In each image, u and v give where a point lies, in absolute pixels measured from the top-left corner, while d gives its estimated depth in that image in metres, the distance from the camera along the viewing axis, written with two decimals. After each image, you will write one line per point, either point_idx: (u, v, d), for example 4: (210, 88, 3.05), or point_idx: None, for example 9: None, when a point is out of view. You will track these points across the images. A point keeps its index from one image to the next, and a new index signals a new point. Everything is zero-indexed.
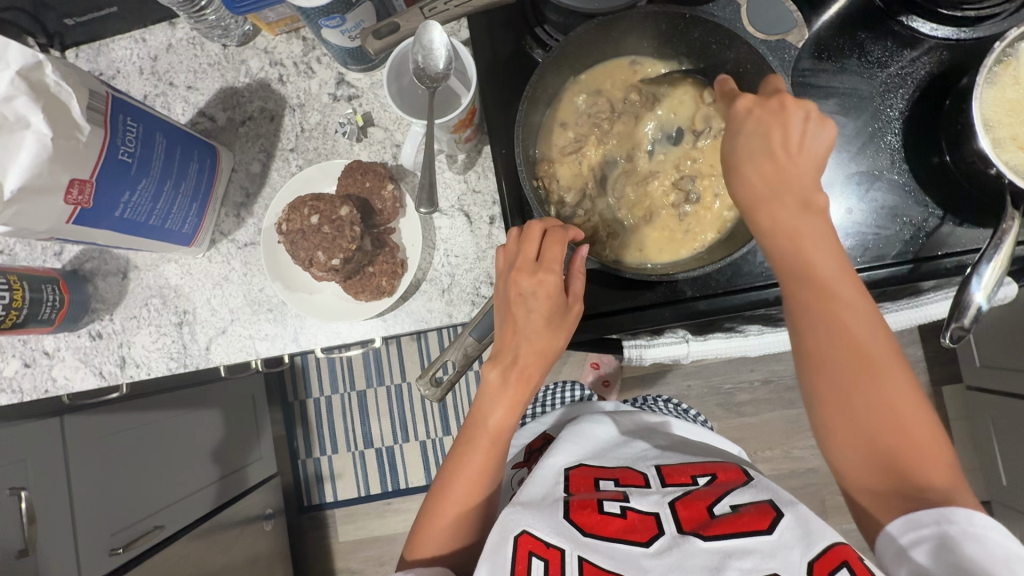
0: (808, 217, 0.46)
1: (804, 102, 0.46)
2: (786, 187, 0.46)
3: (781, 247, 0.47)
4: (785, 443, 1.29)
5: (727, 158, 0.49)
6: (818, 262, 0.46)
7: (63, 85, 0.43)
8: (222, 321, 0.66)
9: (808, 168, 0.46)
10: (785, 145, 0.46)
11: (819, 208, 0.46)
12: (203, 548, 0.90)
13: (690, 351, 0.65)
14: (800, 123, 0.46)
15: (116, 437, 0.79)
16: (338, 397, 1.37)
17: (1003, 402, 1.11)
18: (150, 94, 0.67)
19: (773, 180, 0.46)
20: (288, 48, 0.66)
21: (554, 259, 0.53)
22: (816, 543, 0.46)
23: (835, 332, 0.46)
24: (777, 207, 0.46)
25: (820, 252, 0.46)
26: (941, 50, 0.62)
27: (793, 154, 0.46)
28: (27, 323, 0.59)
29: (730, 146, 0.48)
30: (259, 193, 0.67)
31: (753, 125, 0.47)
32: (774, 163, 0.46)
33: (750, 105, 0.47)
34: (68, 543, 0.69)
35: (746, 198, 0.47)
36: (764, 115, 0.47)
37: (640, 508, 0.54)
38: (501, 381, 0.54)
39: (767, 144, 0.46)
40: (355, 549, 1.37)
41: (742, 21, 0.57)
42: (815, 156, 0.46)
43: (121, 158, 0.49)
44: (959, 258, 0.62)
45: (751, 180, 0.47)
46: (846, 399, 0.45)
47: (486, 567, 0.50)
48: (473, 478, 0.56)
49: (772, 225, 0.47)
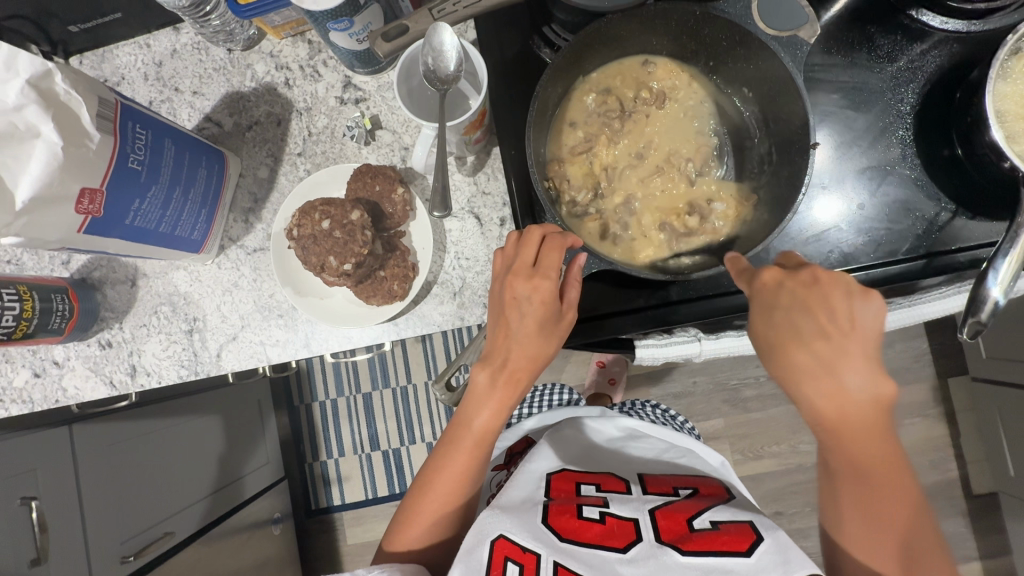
0: (869, 404, 0.41)
1: (842, 276, 0.43)
2: (839, 370, 0.41)
3: (824, 429, 0.42)
4: (792, 438, 1.29)
5: (765, 332, 0.44)
6: (860, 451, 0.42)
7: (74, 94, 0.43)
8: (233, 328, 0.66)
9: (855, 345, 0.41)
10: (832, 326, 0.41)
11: (880, 397, 0.41)
12: (213, 555, 0.90)
13: (702, 350, 0.63)
14: (841, 298, 0.42)
15: (124, 444, 0.78)
16: (344, 399, 1.36)
17: (1010, 394, 1.11)
18: (155, 100, 0.67)
19: (830, 362, 0.41)
20: (294, 51, 0.66)
21: (551, 266, 0.52)
22: (797, 570, 0.45)
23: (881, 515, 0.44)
24: (826, 391, 0.41)
25: (870, 440, 0.42)
26: (952, 43, 0.62)
27: (842, 336, 0.41)
28: (37, 333, 0.58)
29: (764, 318, 0.44)
30: (268, 198, 0.66)
31: (789, 299, 0.43)
32: (829, 346, 0.41)
33: (781, 276, 0.44)
34: (80, 551, 0.69)
35: (804, 386, 0.42)
36: (804, 290, 0.43)
37: (619, 514, 0.55)
38: (489, 383, 0.53)
39: (809, 323, 0.42)
40: (364, 551, 1.36)
41: (751, 16, 0.53)
42: (865, 336, 0.41)
43: (131, 165, 0.48)
44: (973, 252, 0.62)
45: (796, 364, 0.41)
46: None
47: (459, 568, 0.49)
48: (455, 478, 0.57)
49: (833, 414, 0.41)
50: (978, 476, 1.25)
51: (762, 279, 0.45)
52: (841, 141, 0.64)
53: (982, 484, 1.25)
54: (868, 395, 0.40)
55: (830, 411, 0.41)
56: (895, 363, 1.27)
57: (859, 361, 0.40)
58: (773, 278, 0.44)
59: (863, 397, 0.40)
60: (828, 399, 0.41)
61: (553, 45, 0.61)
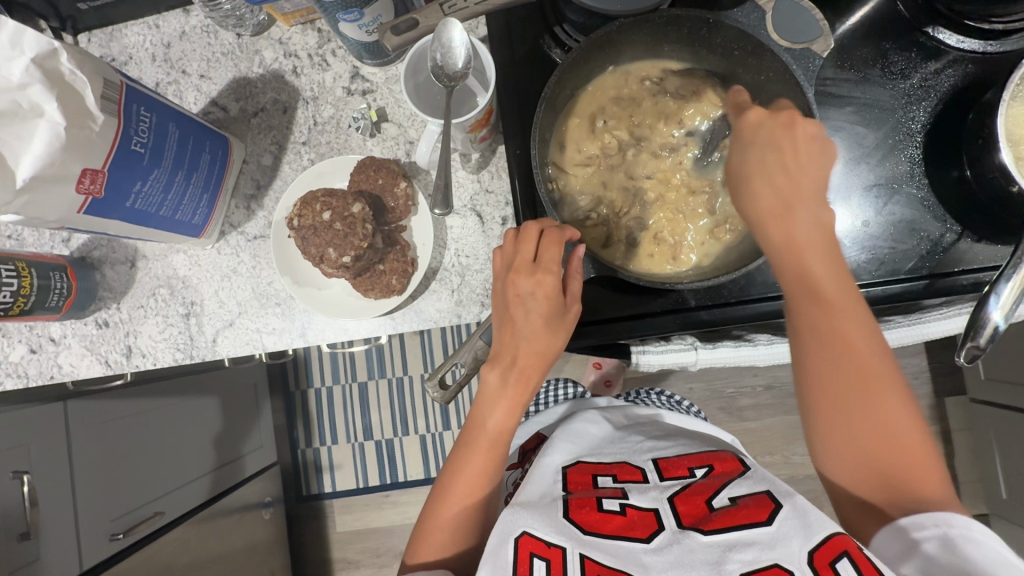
0: (817, 230, 0.44)
1: (817, 121, 0.46)
2: (799, 200, 0.44)
3: (780, 253, 0.45)
4: (785, 449, 1.29)
5: (737, 170, 0.47)
6: (817, 271, 0.44)
7: (78, 74, 0.42)
8: (230, 314, 0.66)
9: (814, 174, 0.45)
10: (795, 156, 0.45)
11: (830, 223, 0.44)
12: (203, 536, 0.90)
13: (698, 358, 0.66)
14: (809, 140, 0.45)
15: (116, 423, 0.78)
16: (339, 387, 1.36)
17: (1007, 416, 1.11)
18: (162, 81, 0.67)
19: (789, 192, 0.44)
20: (303, 39, 0.65)
21: (552, 259, 0.52)
22: (817, 533, 0.45)
23: (838, 342, 0.45)
24: (789, 216, 0.44)
25: (824, 263, 0.44)
26: (966, 63, 0.61)
27: (803, 165, 0.45)
28: (34, 310, 0.59)
29: (738, 152, 0.46)
30: (270, 185, 0.66)
31: (766, 135, 0.46)
32: (788, 172, 0.45)
33: (763, 117, 0.46)
34: (69, 527, 0.69)
35: (761, 210, 0.45)
36: (776, 125, 0.45)
37: (639, 505, 0.54)
38: (500, 382, 0.54)
39: (776, 152, 0.45)
40: (352, 540, 1.37)
41: (765, 28, 0.56)
42: (821, 166, 0.45)
43: (134, 148, 0.48)
44: (976, 276, 0.61)
45: (755, 184, 0.45)
46: (842, 413, 0.45)
47: (487, 568, 0.49)
48: (474, 479, 0.57)
49: (785, 241, 0.45)
50: (970, 497, 1.25)
51: (745, 118, 0.47)
52: (849, 157, 0.64)
53: (974, 505, 1.25)
54: (820, 222, 0.44)
55: (781, 235, 0.45)
56: None
57: (815, 194, 0.44)
58: (756, 117, 0.46)
59: (811, 222, 0.44)
60: (780, 221, 0.45)
61: (564, 46, 0.61)
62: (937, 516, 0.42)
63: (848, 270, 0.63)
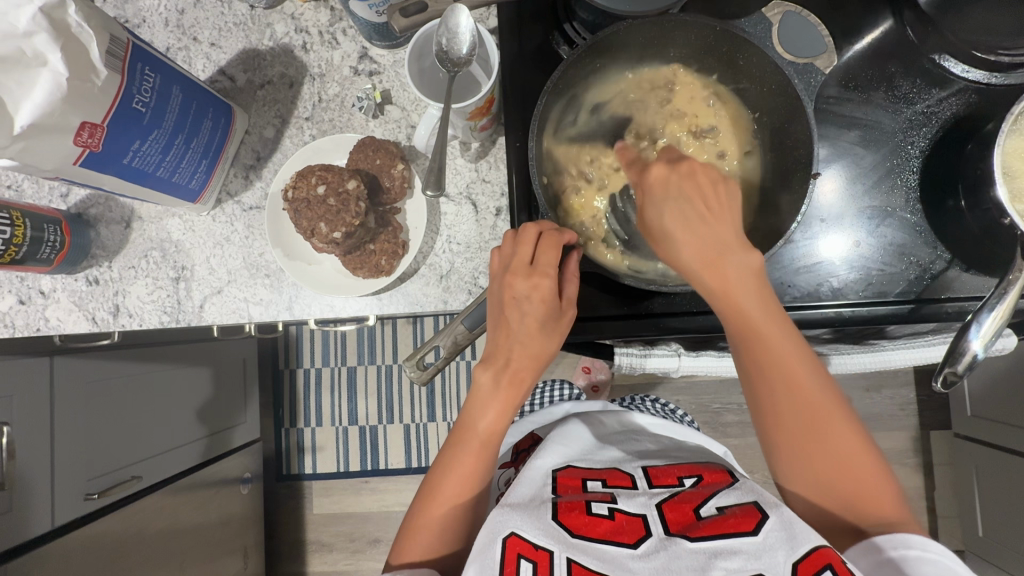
0: (747, 270, 0.49)
1: (709, 168, 0.51)
2: (721, 244, 0.49)
3: (719, 298, 0.50)
4: (766, 469, 1.29)
5: (660, 225, 0.51)
6: (756, 317, 0.49)
7: (85, 27, 0.43)
8: (219, 281, 0.66)
9: (723, 223, 0.49)
10: (705, 207, 0.50)
11: (753, 264, 0.49)
12: (173, 506, 0.91)
13: (681, 365, 0.65)
14: (712, 185, 0.51)
15: (101, 384, 0.78)
16: (328, 370, 1.37)
17: (988, 454, 1.11)
18: (172, 47, 0.67)
19: (710, 238, 0.49)
20: (315, 16, 0.66)
21: (549, 263, 0.53)
22: (801, 546, 0.46)
23: (787, 388, 0.49)
24: (721, 265, 0.49)
25: (757, 303, 0.49)
26: (970, 93, 0.62)
27: (716, 215, 0.50)
28: (25, 261, 0.58)
29: (657, 205, 0.51)
30: (270, 158, 0.67)
31: (675, 189, 0.50)
32: (709, 222, 0.49)
33: (665, 171, 0.51)
34: (44, 481, 0.70)
35: (692, 258, 0.49)
36: (686, 179, 0.50)
37: (628, 510, 0.54)
38: (492, 383, 0.54)
39: (691, 206, 0.50)
40: (328, 523, 1.37)
41: (772, 39, 0.60)
42: (729, 211, 0.50)
43: (135, 107, 0.49)
44: (961, 304, 0.61)
45: (678, 236, 0.50)
46: (809, 474, 0.50)
47: (475, 567, 0.49)
48: (463, 477, 0.57)
49: (718, 286, 0.49)
50: (947, 532, 1.25)
51: (652, 176, 0.52)
52: (848, 178, 0.64)
53: (951, 541, 1.25)
54: (745, 265, 0.49)
55: (717, 282, 0.49)
56: (881, 409, 1.26)
57: (733, 238, 0.49)
58: (661, 174, 0.51)
59: (742, 266, 0.49)
60: (708, 260, 0.49)
61: (572, 42, 0.62)
62: (897, 538, 0.46)
63: (835, 289, 0.63)
